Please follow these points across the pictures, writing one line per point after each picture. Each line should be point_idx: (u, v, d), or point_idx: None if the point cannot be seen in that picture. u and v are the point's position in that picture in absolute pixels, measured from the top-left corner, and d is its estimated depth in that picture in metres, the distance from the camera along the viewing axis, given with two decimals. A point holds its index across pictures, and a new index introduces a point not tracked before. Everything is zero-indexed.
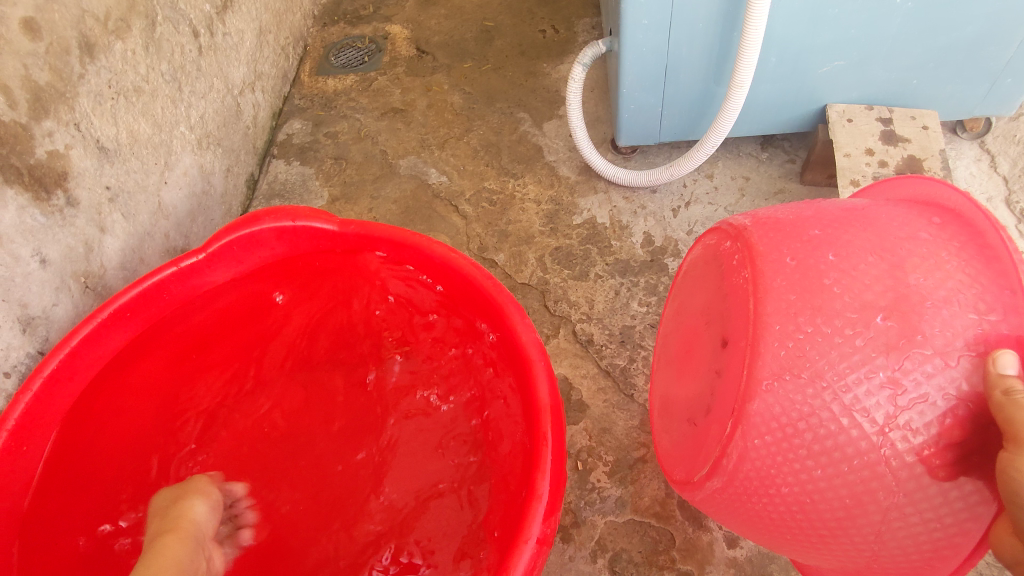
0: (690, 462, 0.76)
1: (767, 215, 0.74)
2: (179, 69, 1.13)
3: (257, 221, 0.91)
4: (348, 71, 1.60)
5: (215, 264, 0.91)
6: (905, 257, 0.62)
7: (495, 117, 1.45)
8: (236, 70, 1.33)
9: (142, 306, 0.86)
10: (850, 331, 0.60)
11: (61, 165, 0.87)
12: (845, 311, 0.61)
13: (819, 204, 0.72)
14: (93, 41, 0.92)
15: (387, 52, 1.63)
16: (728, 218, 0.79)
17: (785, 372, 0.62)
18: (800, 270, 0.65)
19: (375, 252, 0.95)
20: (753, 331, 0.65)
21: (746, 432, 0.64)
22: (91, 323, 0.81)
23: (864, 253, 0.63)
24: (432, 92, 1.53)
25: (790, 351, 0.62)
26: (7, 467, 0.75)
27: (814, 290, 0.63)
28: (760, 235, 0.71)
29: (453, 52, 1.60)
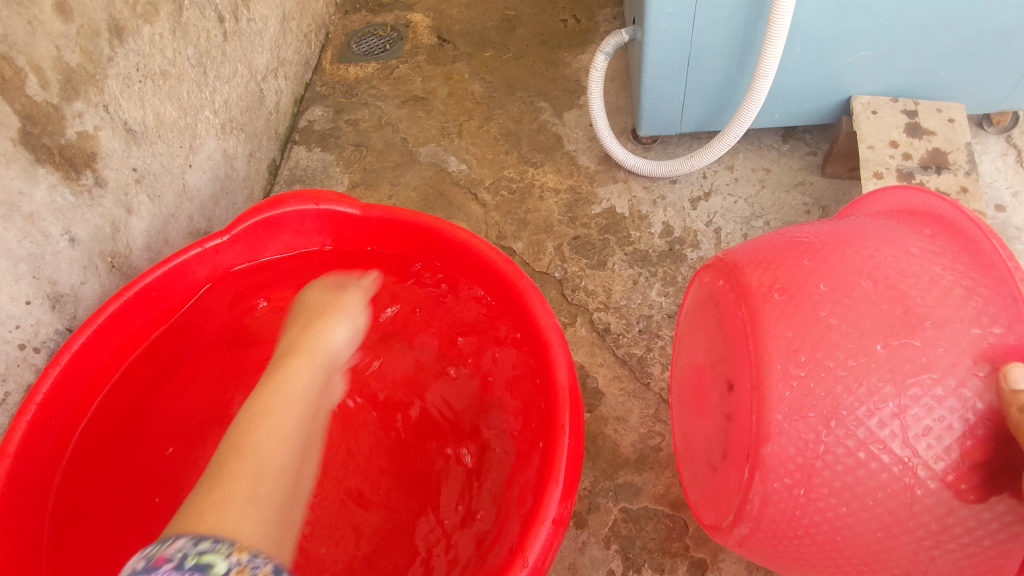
0: (716, 504, 0.74)
1: (755, 249, 0.74)
2: (205, 53, 1.14)
3: (282, 204, 0.93)
4: (369, 59, 1.61)
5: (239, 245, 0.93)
6: (899, 278, 0.62)
7: (515, 106, 1.46)
8: (260, 56, 1.34)
9: (167, 285, 0.88)
10: (853, 363, 0.60)
11: (90, 146, 0.88)
12: (844, 341, 0.61)
13: (804, 231, 0.73)
14: (122, 24, 0.93)
15: (408, 40, 1.63)
16: (717, 256, 0.78)
17: (798, 414, 0.61)
18: (792, 304, 0.65)
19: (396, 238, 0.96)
20: (756, 373, 0.64)
21: (765, 477, 0.63)
22: (118, 300, 0.84)
23: (855, 279, 0.63)
24: (453, 80, 1.54)
25: (795, 391, 0.62)
26: (35, 439, 0.77)
27: (810, 326, 0.63)
28: (752, 271, 0.70)
29: (474, 41, 1.60)
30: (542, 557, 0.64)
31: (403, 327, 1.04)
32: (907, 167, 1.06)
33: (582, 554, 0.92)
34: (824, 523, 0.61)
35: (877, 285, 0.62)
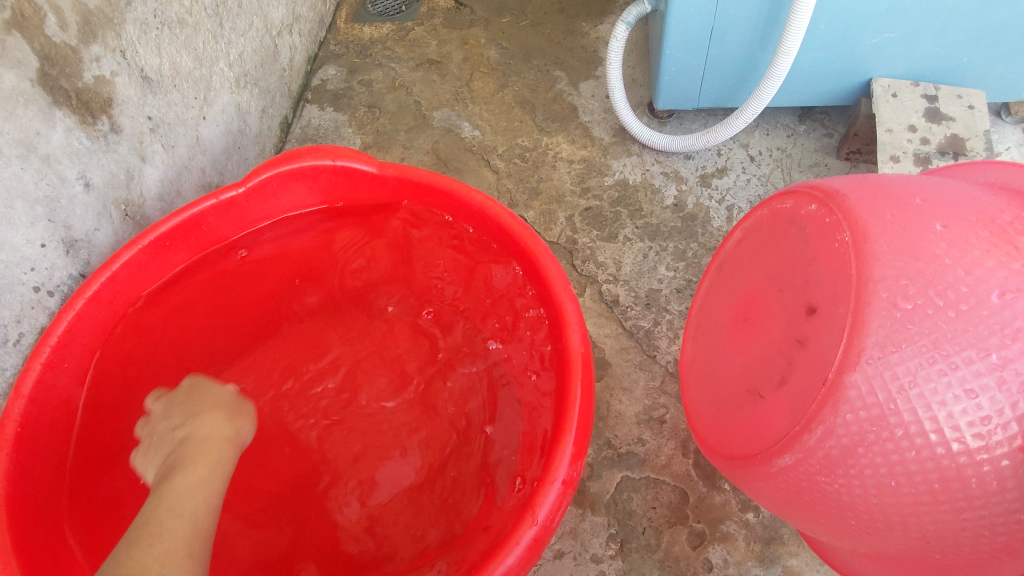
0: (752, 439, 0.72)
1: (856, 182, 0.69)
2: (221, 4, 1.12)
3: (299, 157, 0.92)
4: (384, 20, 1.59)
5: (252, 199, 0.93)
6: (1018, 231, 0.58)
7: (531, 74, 1.44)
8: (276, 10, 1.32)
9: (179, 237, 0.89)
10: (964, 307, 0.55)
11: (107, 91, 0.88)
12: (958, 283, 0.56)
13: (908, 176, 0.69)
14: None
15: (424, 3, 1.61)
16: (810, 182, 0.74)
17: (893, 344, 0.56)
18: (904, 233, 0.60)
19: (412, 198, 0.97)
20: (856, 296, 0.60)
21: (832, 407, 0.59)
22: (131, 250, 0.84)
23: (974, 226, 0.59)
24: (469, 45, 1.52)
25: (898, 320, 0.57)
26: (49, 381, 0.77)
27: (924, 258, 0.58)
28: (858, 199, 0.66)
29: (492, 6, 1.58)
30: (552, 513, 0.65)
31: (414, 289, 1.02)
32: (925, 153, 1.05)
33: (583, 519, 0.94)
34: (884, 467, 0.56)
35: (994, 235, 0.58)
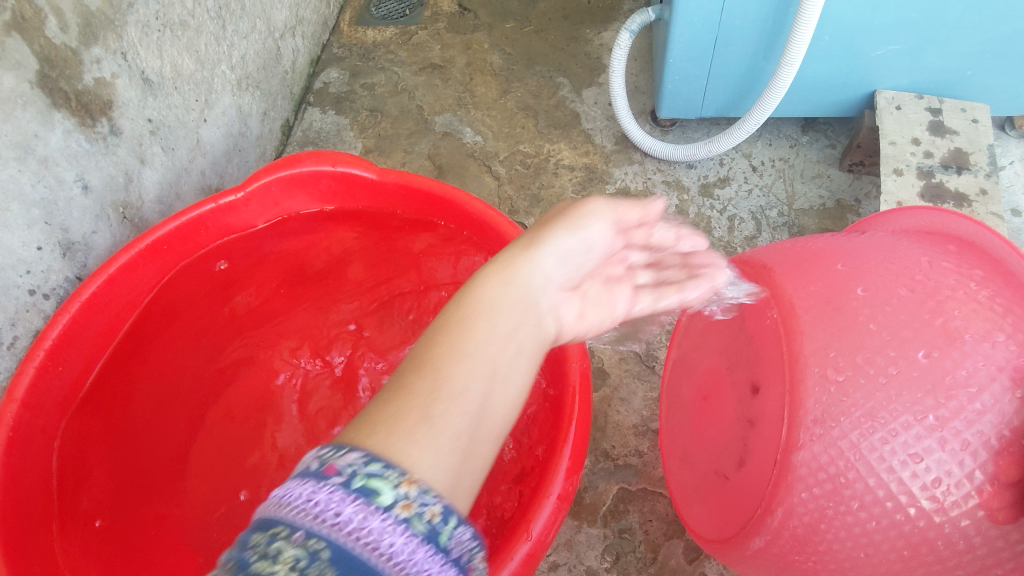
0: (724, 520, 0.72)
1: (784, 254, 0.74)
2: (225, 6, 1.12)
3: (299, 162, 0.92)
4: (388, 23, 1.59)
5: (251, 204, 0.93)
6: (938, 288, 0.62)
7: (534, 80, 1.44)
8: (279, 13, 1.32)
9: (177, 241, 0.88)
10: (893, 371, 0.59)
11: (107, 93, 0.87)
12: (885, 347, 0.60)
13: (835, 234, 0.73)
14: None
15: (429, 7, 1.60)
16: (741, 257, 0.79)
17: (831, 418, 0.60)
18: (829, 308, 0.64)
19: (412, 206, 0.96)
20: (790, 373, 0.63)
21: (791, 484, 0.61)
22: (128, 252, 0.84)
23: (894, 285, 0.63)
24: (472, 50, 1.51)
25: (832, 395, 0.60)
26: (43, 386, 0.77)
27: (849, 327, 0.62)
28: (784, 271, 0.70)
29: (496, 11, 1.57)
30: (547, 529, 0.65)
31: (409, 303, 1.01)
32: (928, 165, 1.05)
33: (578, 531, 0.93)
34: (851, 541, 0.58)
35: (916, 292, 0.62)
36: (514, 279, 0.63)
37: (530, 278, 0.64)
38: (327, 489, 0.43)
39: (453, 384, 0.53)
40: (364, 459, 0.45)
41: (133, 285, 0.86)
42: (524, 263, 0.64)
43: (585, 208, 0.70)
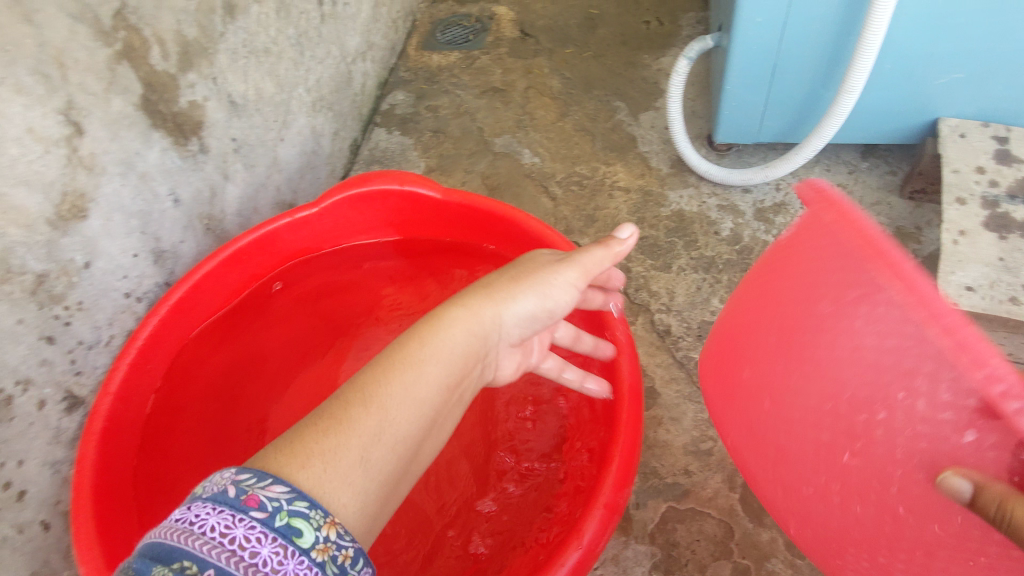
0: None
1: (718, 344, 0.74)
2: (303, 34, 1.21)
3: (369, 181, 0.98)
4: (452, 48, 1.66)
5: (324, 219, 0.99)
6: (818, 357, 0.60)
7: (592, 103, 1.47)
8: (352, 39, 1.40)
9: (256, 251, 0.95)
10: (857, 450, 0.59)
11: (198, 115, 0.95)
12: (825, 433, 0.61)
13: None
14: (235, 2, 1.01)
15: (492, 33, 1.67)
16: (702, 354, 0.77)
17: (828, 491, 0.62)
18: (773, 418, 0.65)
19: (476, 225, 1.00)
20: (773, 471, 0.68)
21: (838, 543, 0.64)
22: (213, 261, 0.91)
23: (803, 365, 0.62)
24: (532, 75, 1.56)
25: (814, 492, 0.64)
26: (134, 381, 0.84)
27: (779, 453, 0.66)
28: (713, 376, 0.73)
29: (556, 37, 1.63)
30: (597, 538, 0.66)
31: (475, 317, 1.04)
32: (993, 194, 1.03)
33: (626, 547, 0.94)
34: None
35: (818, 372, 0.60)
36: (481, 327, 0.69)
37: (501, 323, 0.72)
38: (248, 525, 0.43)
39: (392, 428, 0.56)
40: (290, 495, 0.46)
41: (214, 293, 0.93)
42: (488, 311, 0.70)
43: (552, 283, 0.74)
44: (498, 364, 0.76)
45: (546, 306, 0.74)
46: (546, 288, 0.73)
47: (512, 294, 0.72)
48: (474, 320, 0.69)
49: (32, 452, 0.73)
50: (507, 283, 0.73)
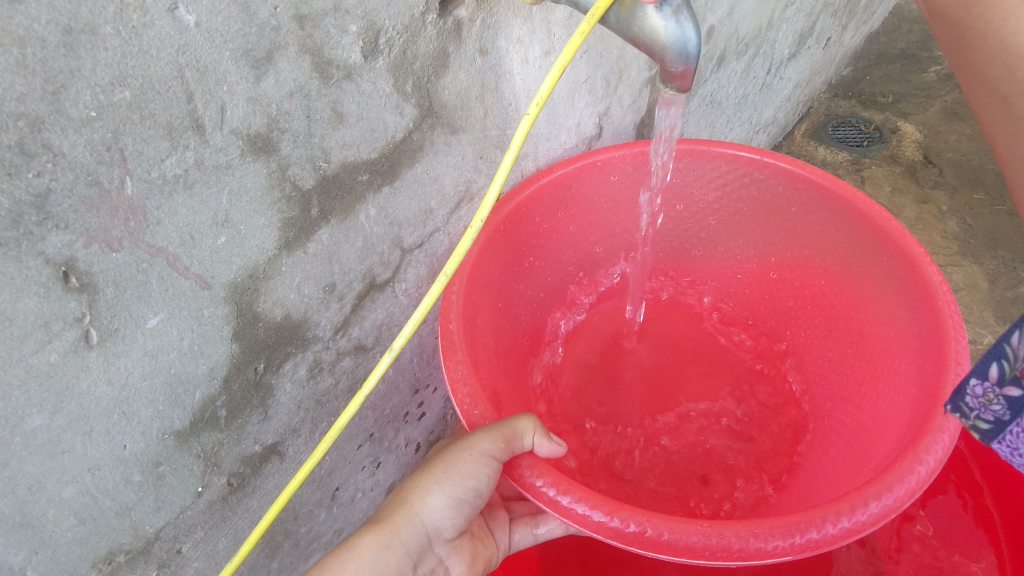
0: None
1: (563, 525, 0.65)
2: (743, 96, 1.23)
3: (761, 172, 0.75)
4: (843, 146, 1.52)
5: (708, 221, 0.83)
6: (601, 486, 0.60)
7: (992, 263, 1.25)
8: (768, 111, 1.40)
9: (602, 223, 0.81)
10: None
11: None
12: None
13: (833, 263, 0.76)
14: (725, 56, 1.05)
15: (890, 146, 1.50)
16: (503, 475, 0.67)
17: None
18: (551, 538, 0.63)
19: (870, 231, 0.70)
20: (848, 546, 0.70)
21: None
22: (578, 241, 0.80)
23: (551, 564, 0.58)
24: (927, 206, 1.37)
25: None
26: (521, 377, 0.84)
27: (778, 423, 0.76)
28: None
29: (965, 176, 1.42)
30: None
31: (833, 355, 0.76)
32: None
33: None
34: None
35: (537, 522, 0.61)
36: (395, 540, 0.53)
37: (420, 524, 0.54)
38: None
39: None
40: None
41: (572, 277, 0.83)
42: (405, 521, 0.53)
43: (464, 463, 0.51)
44: (442, 564, 0.56)
45: (467, 490, 0.53)
46: (462, 476, 0.52)
47: (423, 485, 0.54)
48: (385, 529, 0.53)
49: (441, 383, 0.82)
50: (417, 475, 0.55)
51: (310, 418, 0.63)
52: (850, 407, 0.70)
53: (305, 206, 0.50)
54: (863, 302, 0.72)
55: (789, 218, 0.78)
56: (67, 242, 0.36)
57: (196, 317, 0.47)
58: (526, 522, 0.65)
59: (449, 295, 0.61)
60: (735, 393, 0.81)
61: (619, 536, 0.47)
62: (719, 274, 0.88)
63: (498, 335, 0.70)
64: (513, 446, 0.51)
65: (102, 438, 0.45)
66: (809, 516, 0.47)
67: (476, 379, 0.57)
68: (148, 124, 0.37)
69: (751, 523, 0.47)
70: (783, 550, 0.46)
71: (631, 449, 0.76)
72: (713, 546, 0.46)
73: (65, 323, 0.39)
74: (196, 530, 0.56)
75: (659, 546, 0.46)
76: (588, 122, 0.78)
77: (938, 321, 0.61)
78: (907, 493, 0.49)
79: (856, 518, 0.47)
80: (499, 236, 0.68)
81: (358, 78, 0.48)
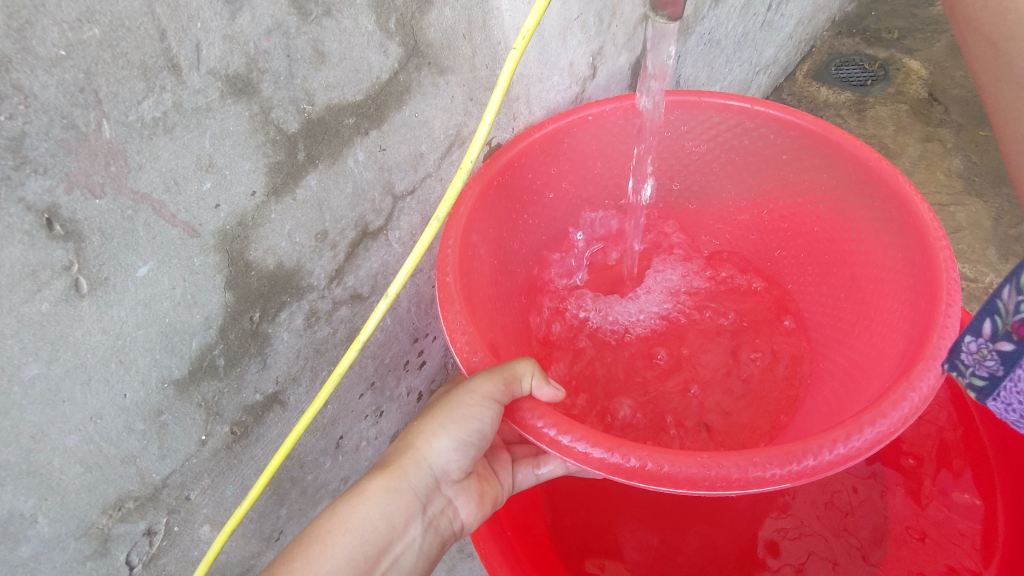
0: None
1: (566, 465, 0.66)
2: (742, 35, 1.19)
3: (752, 121, 0.73)
4: (846, 86, 1.48)
5: (701, 172, 0.82)
6: None
7: (996, 201, 1.23)
8: (768, 50, 1.36)
9: (593, 176, 0.80)
10: None
11: None
12: None
13: (824, 209, 0.75)
14: None
15: (895, 84, 1.46)
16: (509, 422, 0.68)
17: None
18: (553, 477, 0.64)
19: (860, 175, 0.69)
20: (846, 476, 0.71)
21: None
22: (572, 195, 0.80)
23: None
24: (931, 144, 1.34)
25: None
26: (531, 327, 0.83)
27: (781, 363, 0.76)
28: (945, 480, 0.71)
29: (971, 113, 1.38)
30: None
31: (827, 299, 0.76)
32: None
33: None
34: None
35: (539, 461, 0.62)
36: (404, 484, 0.54)
37: (427, 467, 0.55)
38: None
39: None
40: None
41: (569, 230, 0.83)
42: (412, 465, 0.54)
43: (467, 407, 0.52)
44: (452, 505, 0.58)
45: (471, 433, 0.54)
46: (466, 420, 0.53)
47: (428, 430, 0.54)
48: (394, 473, 0.54)
49: (441, 332, 0.83)
50: (423, 420, 0.55)
51: (310, 366, 0.63)
52: (843, 348, 0.71)
53: (291, 150, 0.49)
54: (855, 245, 0.71)
55: (781, 165, 0.76)
56: (47, 187, 0.36)
57: (187, 266, 0.46)
58: (528, 462, 0.66)
59: (445, 248, 0.61)
60: (736, 336, 0.81)
61: (619, 471, 0.47)
62: (714, 226, 0.87)
63: (495, 288, 0.70)
64: (513, 389, 0.51)
65: (101, 387, 0.45)
66: (806, 444, 0.47)
67: (474, 328, 0.57)
68: (122, 64, 0.36)
69: (750, 452, 0.47)
70: (781, 476, 0.46)
71: (633, 397, 0.76)
72: (713, 476, 0.46)
73: (53, 272, 0.39)
74: (203, 477, 0.57)
75: (660, 479, 0.47)
76: (582, 62, 0.76)
77: (930, 260, 0.60)
78: (900, 420, 0.49)
79: (851, 445, 0.47)
80: (492, 192, 0.67)
81: (339, 15, 0.46)
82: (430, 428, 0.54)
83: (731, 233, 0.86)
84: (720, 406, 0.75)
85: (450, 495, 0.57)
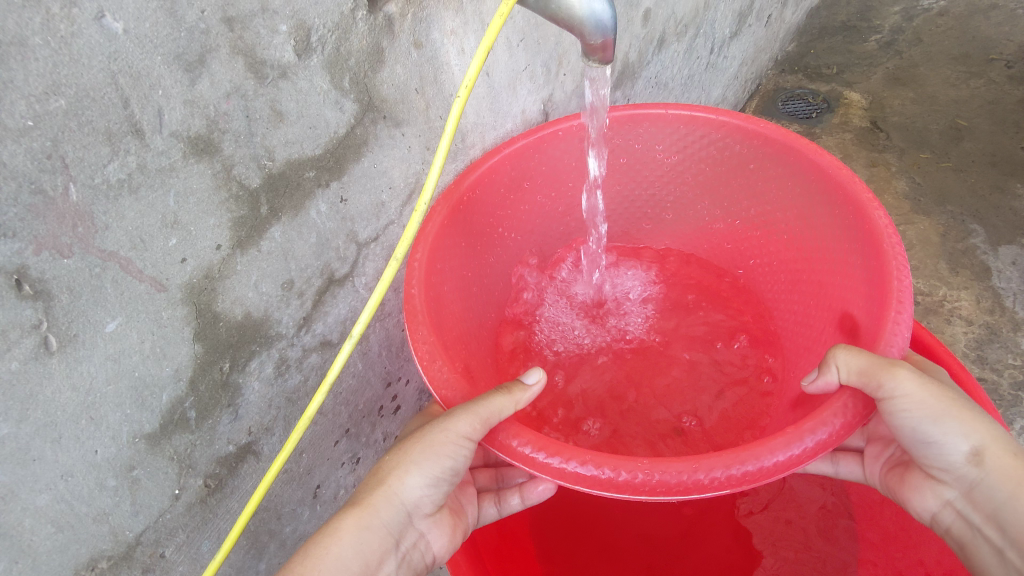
0: None
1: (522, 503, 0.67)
2: (688, 77, 1.26)
3: (718, 130, 0.77)
4: (793, 119, 1.56)
5: (672, 184, 0.86)
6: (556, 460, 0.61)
7: (941, 218, 1.29)
8: (716, 90, 1.44)
9: (564, 191, 0.83)
10: None
11: None
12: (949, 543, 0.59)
13: (792, 217, 0.77)
14: (665, 38, 1.08)
15: (838, 114, 1.54)
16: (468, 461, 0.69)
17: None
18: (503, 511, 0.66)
19: (822, 182, 0.71)
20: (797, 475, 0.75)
21: None
22: (544, 207, 0.83)
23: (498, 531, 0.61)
24: (877, 168, 1.41)
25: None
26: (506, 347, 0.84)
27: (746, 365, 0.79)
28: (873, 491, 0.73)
29: (911, 138, 1.46)
30: None
31: (799, 308, 0.78)
32: None
33: None
34: None
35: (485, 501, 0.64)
36: (376, 521, 0.54)
37: (399, 504, 0.55)
38: None
39: None
40: None
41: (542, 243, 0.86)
42: (385, 502, 0.55)
43: (444, 444, 0.52)
44: (424, 538, 0.58)
45: (445, 469, 0.55)
46: (440, 456, 0.54)
47: (401, 467, 0.55)
48: (366, 511, 0.54)
49: (414, 375, 0.84)
50: (396, 455, 0.56)
51: (282, 415, 0.64)
52: (813, 356, 0.73)
53: (254, 204, 0.51)
54: (820, 252, 0.74)
55: (749, 175, 0.79)
56: (17, 250, 0.38)
57: (155, 320, 0.48)
58: (489, 498, 0.67)
59: (413, 262, 0.63)
60: (703, 342, 0.84)
61: (563, 476, 0.48)
62: (690, 236, 0.90)
63: (466, 304, 0.72)
64: (489, 423, 0.52)
65: (72, 445, 0.46)
66: (746, 450, 0.48)
67: (435, 338, 0.58)
68: (87, 131, 0.39)
69: (691, 460, 0.48)
70: (719, 483, 0.47)
71: (608, 404, 0.79)
72: (652, 482, 0.48)
73: (23, 330, 0.40)
74: (178, 533, 0.57)
75: (602, 484, 0.48)
76: (533, 109, 0.80)
77: (883, 264, 0.62)
78: (842, 426, 0.50)
79: (791, 453, 0.48)
80: (461, 211, 0.70)
81: (294, 76, 0.50)
82: (404, 463, 0.55)
83: (707, 242, 0.90)
84: (692, 412, 0.77)
85: (420, 531, 0.58)
